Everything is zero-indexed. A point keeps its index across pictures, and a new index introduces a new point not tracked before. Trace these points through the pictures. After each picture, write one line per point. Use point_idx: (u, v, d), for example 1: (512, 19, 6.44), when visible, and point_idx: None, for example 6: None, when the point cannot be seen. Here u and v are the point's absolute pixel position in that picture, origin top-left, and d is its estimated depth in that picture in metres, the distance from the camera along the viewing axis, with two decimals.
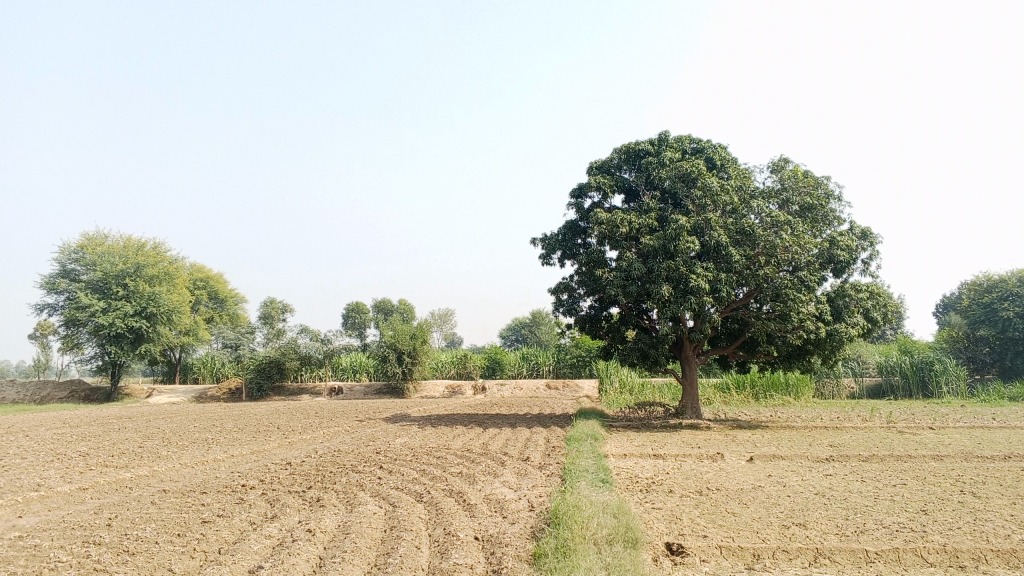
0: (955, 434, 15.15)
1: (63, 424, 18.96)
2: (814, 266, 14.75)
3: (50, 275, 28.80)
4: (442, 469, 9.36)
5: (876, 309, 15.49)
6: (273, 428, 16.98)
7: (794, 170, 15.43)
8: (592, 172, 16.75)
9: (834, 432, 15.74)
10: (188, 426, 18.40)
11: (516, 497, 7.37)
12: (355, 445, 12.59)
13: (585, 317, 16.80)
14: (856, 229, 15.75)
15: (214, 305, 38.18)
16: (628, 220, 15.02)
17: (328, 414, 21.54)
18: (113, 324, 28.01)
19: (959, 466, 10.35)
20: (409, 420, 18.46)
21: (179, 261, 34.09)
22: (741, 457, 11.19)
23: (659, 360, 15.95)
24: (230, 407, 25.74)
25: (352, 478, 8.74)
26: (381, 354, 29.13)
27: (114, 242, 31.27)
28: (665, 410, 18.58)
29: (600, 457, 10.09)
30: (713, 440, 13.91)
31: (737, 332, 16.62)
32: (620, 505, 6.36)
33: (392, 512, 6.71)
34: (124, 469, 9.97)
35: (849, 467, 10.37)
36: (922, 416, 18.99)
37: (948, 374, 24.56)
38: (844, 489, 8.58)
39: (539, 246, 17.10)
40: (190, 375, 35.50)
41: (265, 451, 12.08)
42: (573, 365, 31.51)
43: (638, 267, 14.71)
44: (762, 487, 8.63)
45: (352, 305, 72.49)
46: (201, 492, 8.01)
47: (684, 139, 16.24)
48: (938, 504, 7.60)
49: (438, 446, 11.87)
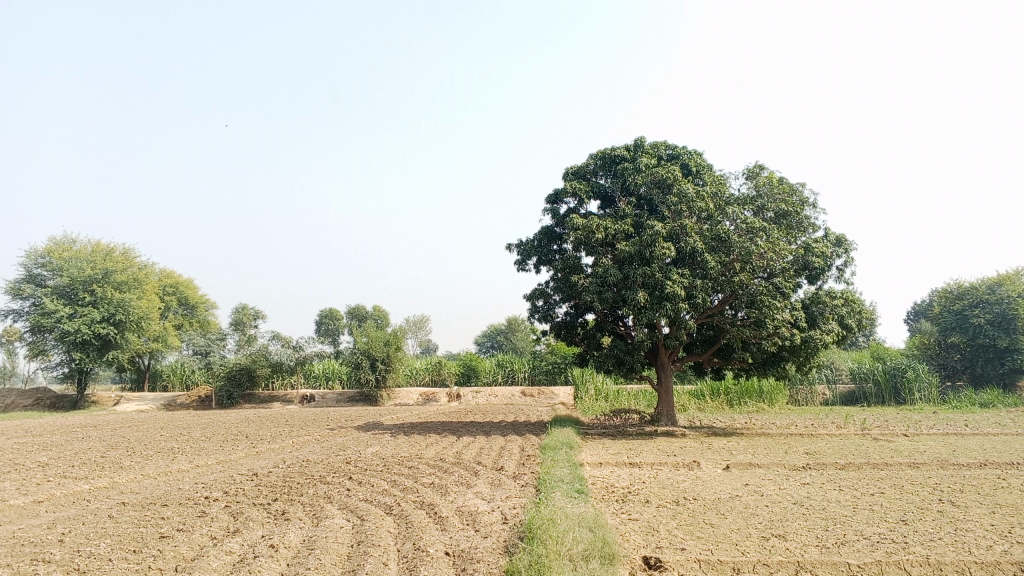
0: (930, 442, 15.15)
1: (24, 433, 18.44)
2: (789, 273, 14.71)
3: (16, 280, 28.16)
4: (413, 480, 9.11)
5: (851, 315, 15.50)
6: (242, 438, 16.61)
7: (769, 177, 15.39)
8: (567, 178, 16.61)
9: (809, 439, 15.69)
10: (154, 435, 17.96)
11: (489, 509, 7.15)
12: (325, 455, 12.30)
13: (560, 324, 16.63)
14: (831, 236, 15.74)
15: (184, 311, 37.55)
16: (604, 226, 14.89)
17: (299, 422, 21.15)
18: (80, 330, 27.42)
19: (936, 475, 10.28)
20: (382, 428, 18.16)
21: (148, 267, 33.48)
22: (717, 465, 11.05)
23: (634, 367, 15.81)
24: (200, 415, 25.25)
25: (320, 489, 8.48)
26: (355, 361, 28.74)
27: (82, 246, 30.64)
28: (640, 417, 18.45)
29: (575, 466, 9.90)
30: (689, 447, 13.78)
31: (712, 339, 16.53)
32: (597, 518, 6.16)
33: (360, 526, 6.47)
34: (83, 481, 9.62)
35: (826, 476, 10.26)
36: (896, 423, 18.98)
37: (920, 381, 24.70)
38: (823, 499, 8.45)
39: (514, 251, 16.92)
40: (159, 382, 34.90)
41: (232, 461, 11.75)
42: (547, 372, 31.31)
43: (614, 273, 14.57)
44: (740, 497, 8.47)
45: (325, 311, 71.83)
46: (161, 505, 7.70)
47: (660, 145, 16.15)
48: (918, 514, 7.50)
49: (410, 456, 11.60)
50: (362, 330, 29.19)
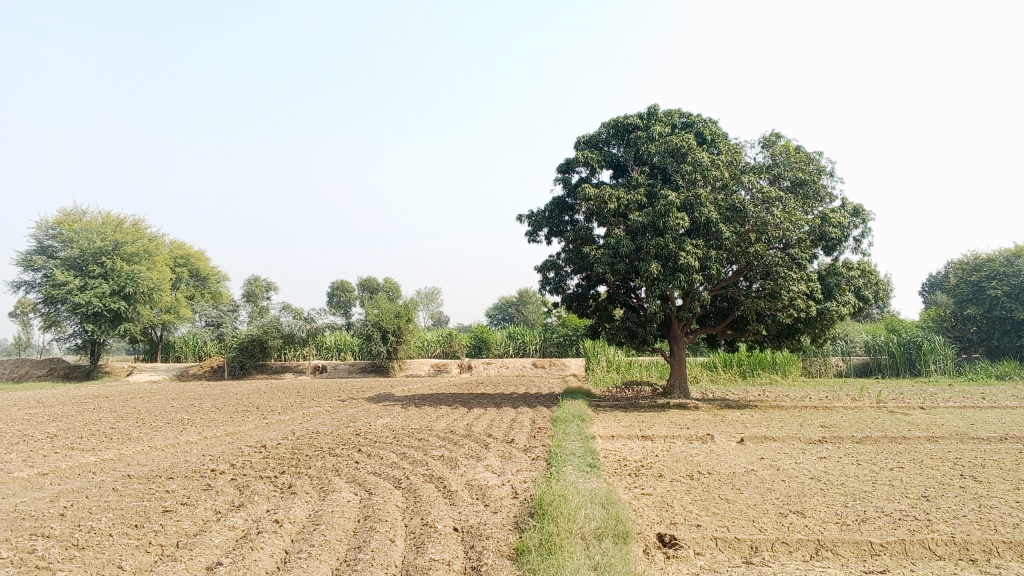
0: (947, 414, 14.90)
1: (37, 404, 18.50)
2: (805, 243, 14.42)
3: (27, 252, 28.21)
4: (423, 452, 8.97)
5: (867, 287, 15.25)
6: (252, 409, 16.56)
7: (785, 145, 15.04)
8: (579, 147, 16.31)
9: (824, 412, 15.50)
10: (165, 406, 17.95)
11: (499, 483, 7.00)
12: (336, 426, 12.18)
13: (572, 296, 16.41)
14: (848, 206, 15.41)
15: (196, 282, 37.56)
16: (616, 196, 14.61)
17: (309, 393, 21.13)
18: (91, 302, 27.42)
19: (954, 449, 10.06)
20: (393, 400, 18.10)
21: (159, 238, 33.38)
22: (732, 439, 10.86)
23: (647, 339, 15.61)
24: (212, 386, 25.30)
25: (328, 462, 8.36)
26: (365, 333, 28.65)
27: (92, 217, 30.54)
28: (653, 390, 18.30)
29: (587, 439, 9.74)
30: (702, 420, 13.60)
31: (726, 311, 16.29)
32: (610, 494, 5.98)
33: (367, 500, 6.33)
34: (91, 452, 9.53)
35: (843, 450, 10.06)
36: (911, 396, 18.73)
37: (936, 353, 24.33)
38: (840, 473, 8.26)
39: (525, 222, 16.68)
40: (172, 353, 35.04)
41: (241, 433, 11.66)
42: (558, 344, 31.17)
43: (626, 244, 14.31)
44: (755, 471, 8.29)
45: (337, 283, 71.89)
46: (167, 477, 7.59)
47: (674, 113, 15.81)
48: (940, 490, 7.30)
49: (420, 428, 11.47)
50: (373, 302, 29.10)
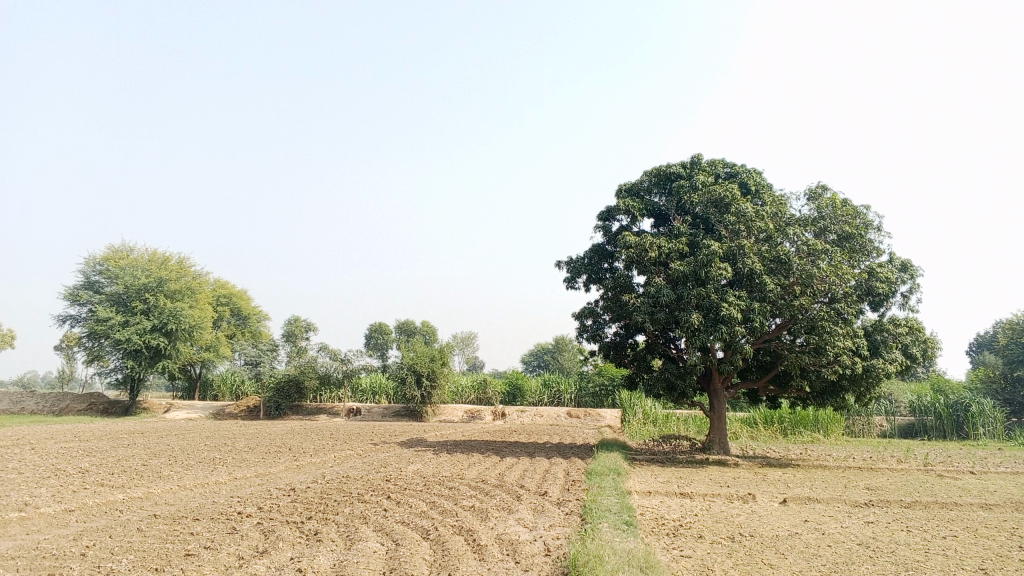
0: (1000, 480, 14.28)
1: (73, 437, 18.58)
2: (852, 298, 14.05)
3: (74, 286, 28.73)
4: (453, 502, 8.75)
5: (915, 345, 14.79)
6: (284, 449, 16.44)
7: (832, 198, 14.75)
8: (620, 194, 16.19)
9: (869, 473, 14.96)
10: (198, 444, 17.92)
11: (531, 538, 6.75)
12: (365, 471, 11.98)
13: (609, 344, 16.16)
14: (896, 261, 15.03)
15: (236, 321, 37.93)
16: (657, 244, 14.43)
17: (343, 435, 20.98)
18: (131, 339, 27.73)
19: (1010, 518, 9.55)
20: (425, 445, 17.88)
21: (202, 276, 33.81)
22: (774, 499, 10.45)
23: (686, 391, 15.23)
24: (247, 426, 25.31)
25: (356, 509, 8.17)
26: (400, 376, 28.54)
27: (139, 255, 31.09)
28: (690, 444, 17.85)
29: (622, 494, 9.44)
30: (742, 478, 13.16)
31: (768, 365, 15.90)
32: (648, 556, 5.69)
33: (394, 551, 6.11)
34: (120, 489, 9.45)
35: (891, 515, 9.60)
36: (960, 460, 18.00)
37: (985, 416, 23.44)
38: (890, 541, 7.85)
39: (564, 269, 16.54)
40: (210, 391, 35.25)
41: (271, 474, 11.53)
42: (594, 394, 30.74)
43: (667, 293, 14.07)
44: (799, 535, 7.92)
45: (375, 326, 72.22)
46: (192, 518, 7.45)
47: (717, 163, 15.65)
48: (999, 562, 6.89)
49: (451, 476, 11.25)
50: (409, 345, 29.05)
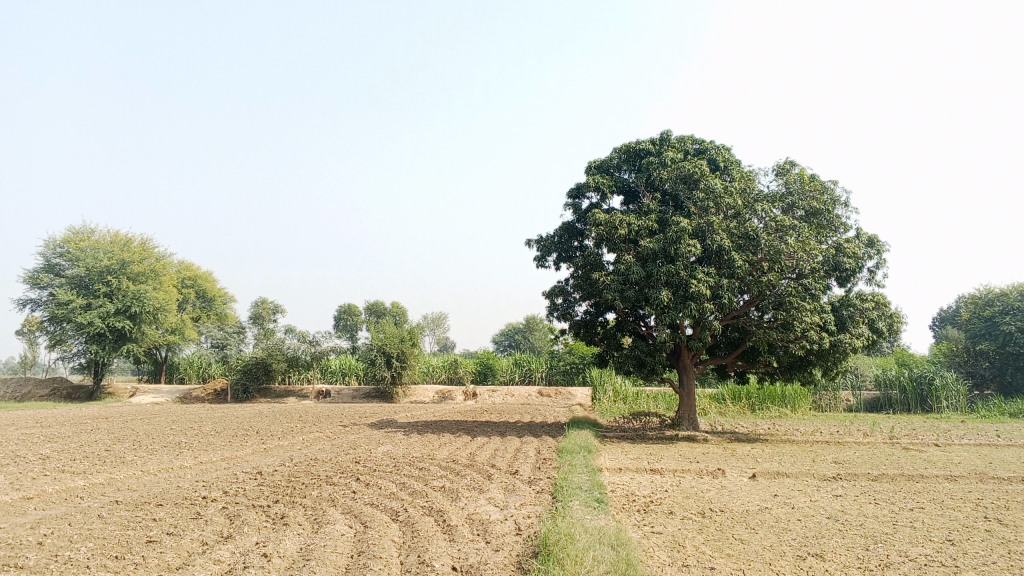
0: (964, 452, 14.51)
1: (35, 423, 18.21)
2: (819, 274, 14.12)
3: (34, 270, 28.09)
4: (423, 483, 8.66)
5: (881, 319, 14.92)
6: (252, 432, 16.21)
7: (800, 174, 14.79)
8: (589, 172, 16.10)
9: (836, 447, 15.12)
10: (164, 427, 17.64)
11: (501, 518, 6.68)
12: (335, 453, 11.84)
13: (579, 322, 16.12)
14: (863, 236, 15.12)
15: (203, 303, 37.38)
16: (627, 222, 14.37)
17: (312, 417, 20.79)
18: (94, 322, 27.21)
19: (976, 489, 9.68)
20: (395, 426, 17.75)
21: (166, 258, 33.23)
22: (743, 474, 10.49)
23: (656, 368, 15.24)
24: (214, 409, 25.01)
25: (325, 491, 8.04)
26: (370, 357, 28.33)
27: (101, 236, 30.46)
28: (660, 421, 17.92)
29: (593, 471, 9.41)
30: (712, 453, 13.23)
31: (737, 341, 15.97)
32: (619, 534, 5.64)
33: (362, 533, 6.02)
34: (81, 476, 9.23)
35: (859, 488, 9.67)
36: (925, 432, 18.28)
37: (948, 389, 23.87)
38: (858, 513, 7.90)
39: (533, 247, 16.45)
40: (176, 374, 34.77)
41: (238, 457, 11.35)
42: (565, 372, 30.83)
43: (636, 270, 14.04)
44: (769, 509, 7.94)
45: (344, 307, 71.67)
46: (155, 504, 7.28)
47: (686, 139, 15.61)
48: (965, 533, 6.95)
49: (421, 456, 11.16)
50: (378, 326, 28.86)
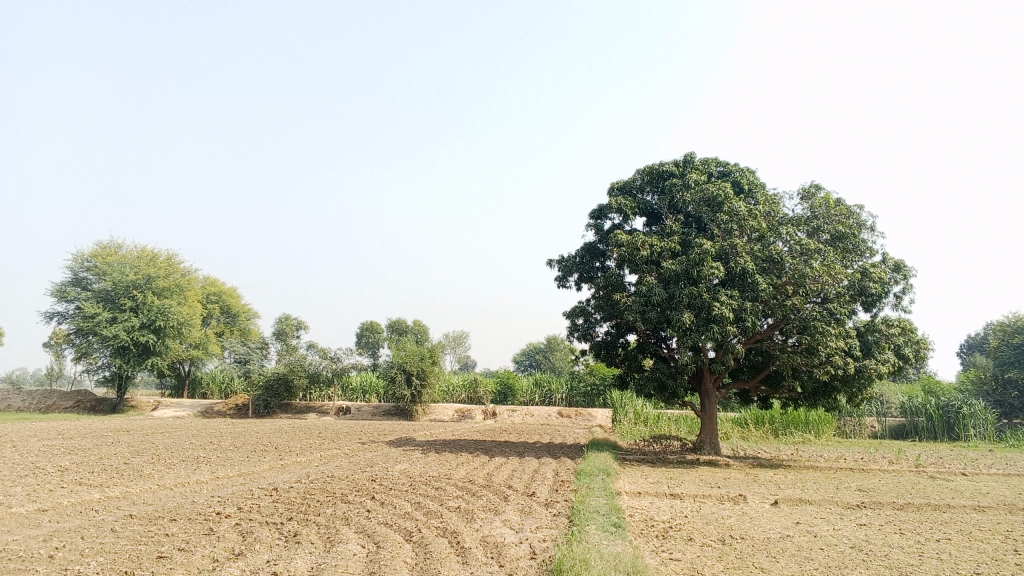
0: (992, 482, 14.19)
1: (58, 435, 18.33)
2: (844, 298, 13.92)
3: (61, 283, 28.42)
4: (439, 503, 8.56)
5: (908, 345, 14.67)
6: (271, 449, 16.20)
7: (825, 198, 14.64)
8: (612, 193, 16.03)
9: (860, 474, 14.85)
10: (184, 442, 17.69)
11: (516, 541, 6.58)
12: (352, 470, 11.78)
13: (600, 344, 16.00)
14: (889, 261, 14.91)
15: (226, 319, 37.64)
16: (649, 243, 14.27)
17: (331, 434, 20.76)
18: (119, 336, 27.45)
19: (1004, 521, 9.42)
20: (413, 444, 17.68)
21: (191, 274, 33.51)
22: (765, 500, 10.31)
23: (677, 391, 15.07)
24: (234, 424, 25.06)
25: (339, 509, 7.97)
26: (390, 375, 28.30)
27: (128, 251, 30.79)
28: (681, 444, 17.71)
29: (611, 495, 9.27)
30: (733, 479, 13.02)
31: (760, 365, 15.77)
32: (635, 560, 5.51)
33: (374, 554, 5.94)
34: (97, 488, 9.23)
35: (884, 517, 9.46)
36: (952, 461, 17.91)
37: (975, 417, 23.39)
38: (883, 544, 7.70)
39: (555, 267, 16.37)
40: (199, 389, 34.97)
41: (255, 473, 11.32)
42: (585, 394, 30.58)
43: (658, 292, 13.90)
44: (791, 537, 7.77)
45: (366, 325, 71.91)
46: (169, 519, 7.25)
47: (710, 161, 15.51)
48: (994, 566, 6.75)
49: (438, 476, 11.06)
50: (399, 345, 28.86)
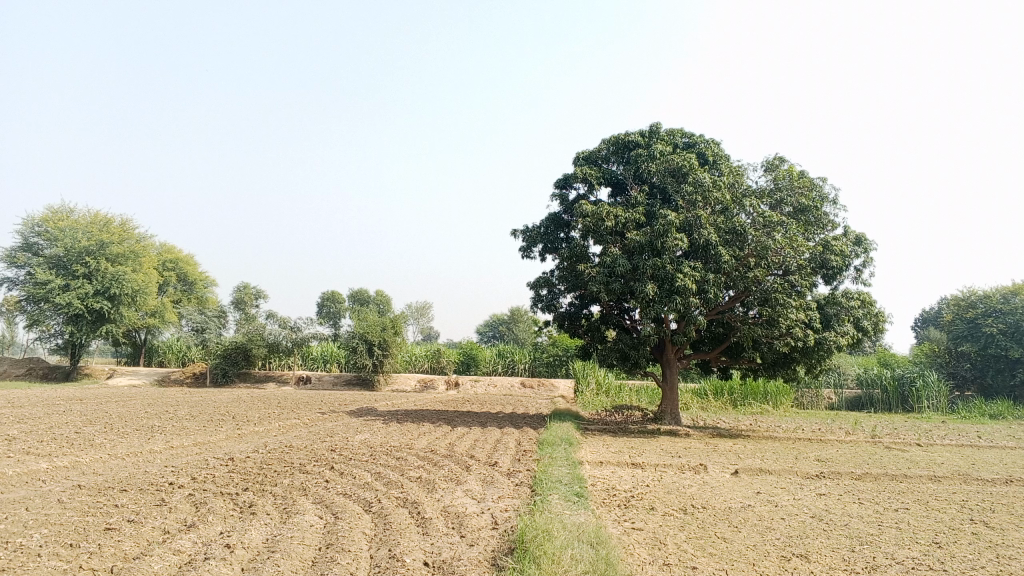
0: (945, 453, 14.44)
1: (7, 403, 17.87)
2: (806, 271, 13.98)
3: (11, 249, 27.57)
4: (400, 473, 8.43)
5: (867, 318, 14.79)
6: (228, 418, 15.92)
7: (789, 170, 14.62)
8: (577, 162, 15.86)
9: (818, 444, 15.02)
10: (139, 411, 17.33)
11: (478, 511, 6.48)
12: (311, 440, 11.59)
13: (563, 314, 15.91)
14: (850, 234, 14.98)
15: (183, 287, 36.95)
16: (614, 213, 14.15)
17: (290, 404, 20.49)
18: (71, 303, 26.76)
19: (960, 490, 9.56)
20: (375, 414, 17.50)
21: (147, 240, 32.74)
22: (725, 470, 10.34)
23: (639, 362, 15.06)
24: (191, 393, 24.67)
25: (296, 480, 7.79)
26: (352, 345, 28.01)
27: (80, 216, 29.95)
28: (642, 415, 17.78)
29: (573, 465, 9.20)
30: (694, 448, 13.07)
31: (721, 337, 15.82)
32: (599, 530, 5.42)
33: (332, 525, 5.78)
34: (45, 458, 8.95)
35: (842, 487, 9.54)
36: (906, 432, 18.23)
37: (929, 390, 23.86)
38: (843, 513, 7.74)
39: (519, 237, 16.21)
40: (155, 357, 34.39)
41: (211, 443, 11.08)
42: (548, 364, 30.61)
43: (622, 263, 13.81)
44: (752, 507, 7.78)
45: (328, 294, 71.25)
46: (119, 489, 7.02)
47: (676, 132, 15.40)
48: (952, 536, 6.80)
49: (399, 445, 10.91)
50: (360, 314, 28.58)
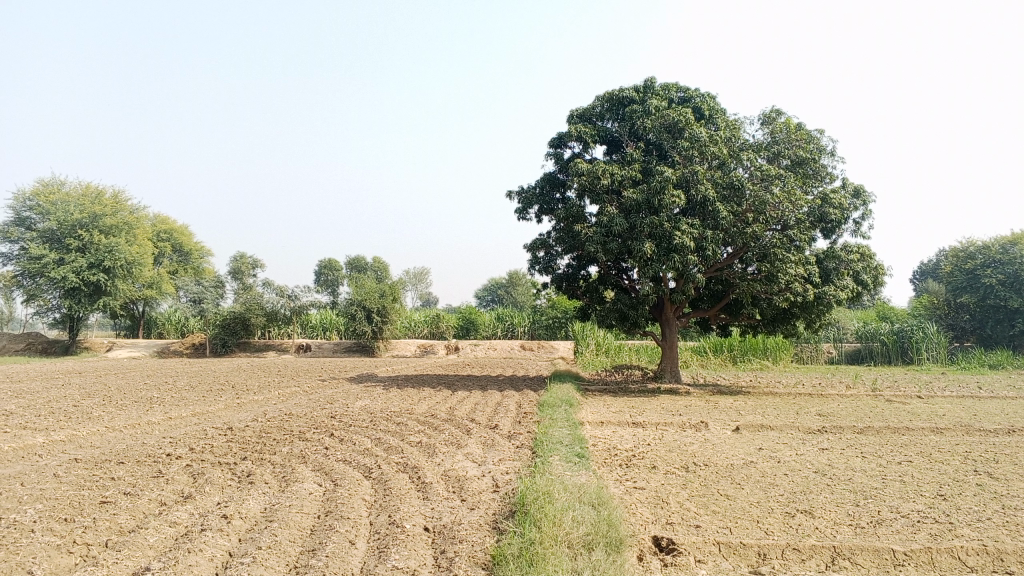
0: (946, 404, 14.42)
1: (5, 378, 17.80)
2: (804, 224, 13.81)
3: (4, 224, 27.30)
4: (399, 438, 8.37)
5: (866, 271, 14.67)
6: (227, 387, 15.87)
7: (786, 122, 14.40)
8: (572, 120, 15.62)
9: (818, 399, 15.01)
10: (137, 383, 17.26)
11: (479, 474, 6.41)
12: (310, 408, 11.52)
13: (561, 276, 15.79)
14: (849, 187, 14.81)
15: (179, 257, 36.76)
16: (610, 171, 13.95)
17: (290, 372, 20.45)
18: (66, 277, 26.58)
19: (962, 441, 9.52)
20: (375, 380, 17.47)
21: (140, 212, 32.46)
22: (727, 427, 10.30)
23: (638, 321, 14.98)
24: (191, 363, 24.61)
25: (295, 448, 7.71)
26: (350, 312, 27.91)
27: (71, 189, 29.62)
28: (643, 374, 17.75)
29: (574, 425, 9.14)
30: (694, 406, 13.04)
31: (720, 294, 15.72)
32: (600, 491, 5.35)
33: (331, 492, 5.71)
34: (42, 432, 8.88)
35: (845, 441, 9.49)
36: (906, 384, 18.26)
37: (928, 340, 23.88)
38: (846, 467, 7.68)
39: (515, 199, 16.02)
40: (154, 329, 34.36)
41: (209, 413, 11.01)
42: (547, 326, 30.59)
43: (619, 222, 13.64)
44: (755, 463, 7.73)
45: (325, 262, 71.13)
46: (116, 462, 6.95)
47: (670, 87, 15.13)
48: (957, 488, 6.75)
49: (399, 411, 10.84)
50: (358, 281, 28.44)
